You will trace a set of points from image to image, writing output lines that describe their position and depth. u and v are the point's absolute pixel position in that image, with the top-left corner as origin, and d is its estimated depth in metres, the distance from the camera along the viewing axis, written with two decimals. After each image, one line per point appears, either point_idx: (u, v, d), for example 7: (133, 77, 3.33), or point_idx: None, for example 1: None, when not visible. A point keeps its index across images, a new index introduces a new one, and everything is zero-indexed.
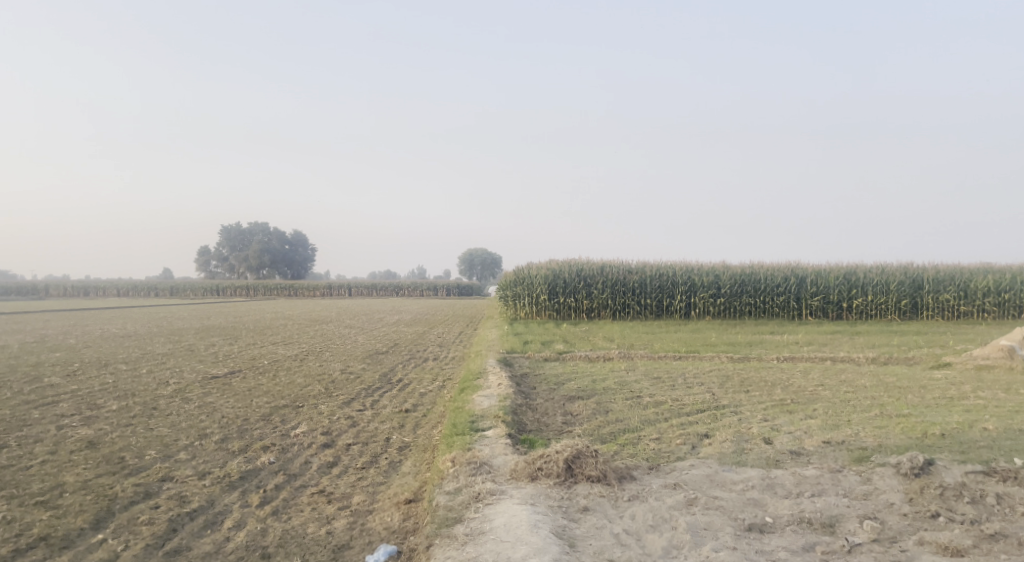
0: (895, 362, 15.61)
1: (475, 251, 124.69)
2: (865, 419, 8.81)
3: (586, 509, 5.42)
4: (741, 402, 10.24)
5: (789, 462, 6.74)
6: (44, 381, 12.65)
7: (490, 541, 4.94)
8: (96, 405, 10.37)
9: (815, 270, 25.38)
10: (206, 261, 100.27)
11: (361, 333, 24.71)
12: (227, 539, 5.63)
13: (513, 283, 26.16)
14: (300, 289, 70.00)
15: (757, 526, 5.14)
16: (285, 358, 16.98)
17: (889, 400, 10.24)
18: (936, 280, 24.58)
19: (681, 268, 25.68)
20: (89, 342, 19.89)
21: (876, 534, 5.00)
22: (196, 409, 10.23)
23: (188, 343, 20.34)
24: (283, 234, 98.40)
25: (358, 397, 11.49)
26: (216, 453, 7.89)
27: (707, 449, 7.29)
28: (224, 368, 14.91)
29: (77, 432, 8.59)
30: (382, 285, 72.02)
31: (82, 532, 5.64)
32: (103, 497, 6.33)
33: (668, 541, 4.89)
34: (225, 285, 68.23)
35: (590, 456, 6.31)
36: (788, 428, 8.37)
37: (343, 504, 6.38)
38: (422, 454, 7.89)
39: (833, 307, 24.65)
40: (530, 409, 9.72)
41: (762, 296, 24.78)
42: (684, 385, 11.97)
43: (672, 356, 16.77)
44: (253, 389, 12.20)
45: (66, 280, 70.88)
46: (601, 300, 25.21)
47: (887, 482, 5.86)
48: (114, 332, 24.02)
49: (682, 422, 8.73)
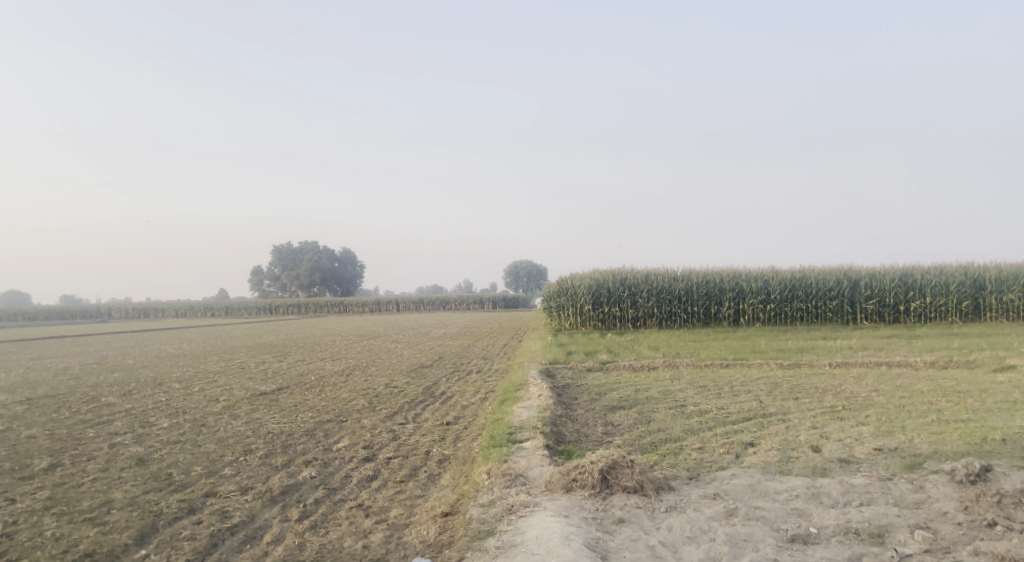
0: (956, 366, 14.93)
1: (521, 263, 124.77)
2: (921, 425, 8.43)
3: (622, 521, 5.30)
4: (789, 409, 9.92)
5: (837, 470, 6.48)
6: (101, 401, 13.11)
7: (522, 554, 4.87)
8: (148, 423, 10.69)
9: (868, 272, 24.55)
10: (259, 281, 102.99)
11: (407, 347, 24.97)
12: (265, 554, 5.70)
13: (557, 294, 26.06)
14: (349, 306, 71.21)
15: (800, 537, 4.93)
16: (331, 373, 17.26)
17: (947, 405, 9.78)
18: (1000, 279, 23.48)
19: (728, 274, 25.18)
20: (146, 362, 20.59)
21: (928, 544, 4.75)
22: (243, 425, 10.45)
23: (239, 361, 20.87)
24: (332, 252, 100.48)
25: (401, 411, 11.56)
26: (260, 468, 8.03)
27: (751, 458, 7.07)
28: (272, 384, 15.22)
29: (129, 450, 8.86)
30: (429, 300, 72.65)
31: (126, 548, 5.79)
32: (148, 513, 6.49)
33: (705, 552, 4.74)
34: (277, 303, 69.89)
35: (626, 466, 6.18)
36: (838, 435, 8.07)
37: (380, 517, 6.39)
38: (460, 467, 7.87)
39: (889, 310, 23.82)
40: (570, 420, 9.61)
41: (814, 301, 24.09)
42: (730, 393, 11.68)
43: (719, 363, 16.43)
44: (298, 405, 12.42)
45: (127, 303, 73.67)
46: (647, 309, 24.91)
47: (941, 490, 5.58)
48: (171, 351, 24.84)
49: (726, 431, 8.51)
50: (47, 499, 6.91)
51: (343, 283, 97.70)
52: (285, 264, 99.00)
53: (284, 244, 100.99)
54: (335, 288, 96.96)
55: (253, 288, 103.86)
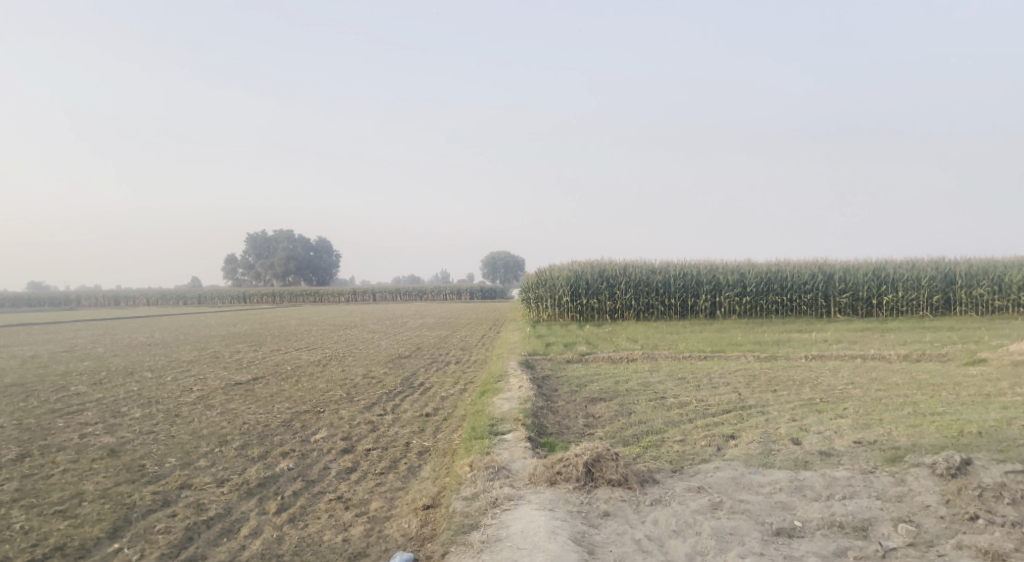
0: (928, 359, 15.16)
1: (498, 253, 124.43)
2: (898, 418, 8.52)
3: (607, 514, 5.26)
4: (769, 401, 9.98)
5: (818, 463, 6.51)
6: (71, 390, 12.79)
7: (507, 549, 4.80)
8: (120, 413, 10.44)
9: (843, 266, 24.85)
10: (233, 269, 101.63)
11: (384, 337, 24.78)
12: (242, 547, 5.57)
13: (536, 285, 26.02)
14: (325, 295, 70.58)
15: (785, 530, 4.93)
16: (308, 363, 17.03)
17: (923, 398, 9.90)
18: (969, 274, 23.87)
19: (705, 267, 25.34)
20: (117, 351, 20.15)
21: (912, 538, 4.77)
22: (218, 415, 10.24)
23: (213, 350, 20.53)
24: (308, 241, 99.55)
25: (379, 402, 11.42)
26: (236, 460, 7.87)
27: (733, 450, 7.09)
28: (247, 374, 14.98)
29: (100, 440, 8.63)
30: (406, 290, 72.27)
31: (99, 542, 5.61)
32: (121, 506, 6.31)
33: (692, 547, 4.71)
34: (251, 291, 69.00)
35: (610, 460, 6.13)
36: (818, 428, 8.12)
37: (360, 510, 6.28)
38: (441, 459, 7.78)
39: (862, 303, 24.14)
40: (551, 412, 9.57)
41: (789, 294, 24.34)
42: (709, 385, 11.72)
43: (697, 356, 16.52)
44: (274, 395, 12.20)
45: (96, 290, 72.21)
46: (624, 301, 24.98)
47: (922, 483, 5.62)
48: (142, 340, 24.35)
49: (707, 423, 8.51)
50: (15, 492, 6.69)
51: (319, 273, 96.79)
52: (260, 253, 97.75)
53: (259, 232, 99.76)
54: (310, 278, 96.01)
55: (227, 277, 102.45)
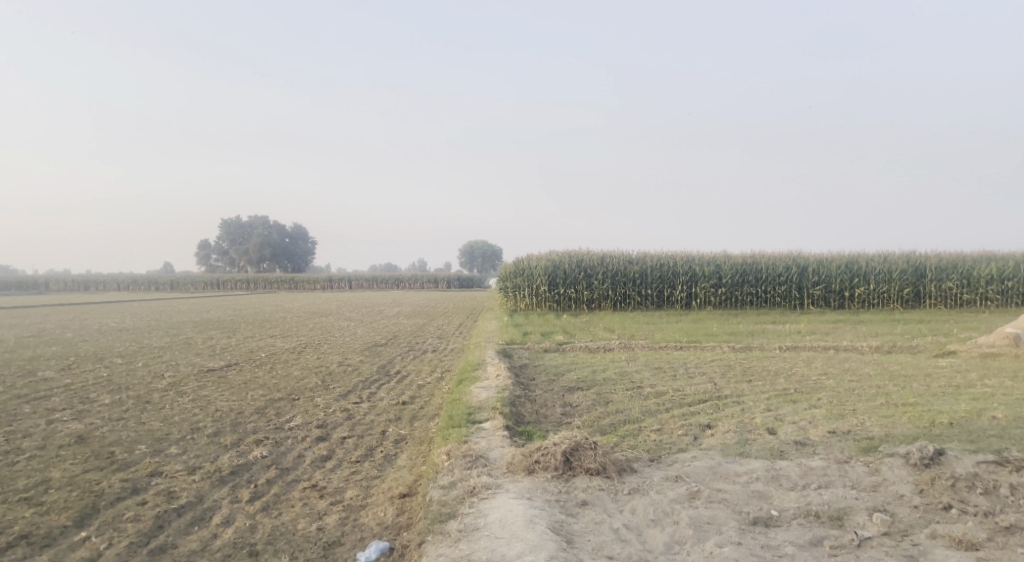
0: (899, 351, 15.41)
1: (476, 241, 124.14)
2: (871, 408, 8.64)
3: (585, 503, 5.24)
4: (744, 391, 10.06)
5: (794, 453, 6.55)
6: (38, 375, 12.48)
7: (485, 538, 4.76)
8: (89, 399, 10.21)
9: (817, 258, 25.14)
10: (206, 256, 100.06)
11: (360, 325, 24.59)
12: (214, 536, 5.46)
13: (513, 274, 25.98)
14: (300, 282, 69.89)
15: (762, 519, 4.95)
16: (282, 350, 16.83)
17: (895, 389, 10.06)
18: (939, 268, 24.29)
19: (682, 258, 25.49)
20: (86, 336, 19.72)
21: (886, 527, 4.82)
22: (190, 403, 10.05)
23: (186, 336, 20.18)
24: (283, 228, 98.51)
25: (355, 390, 11.31)
26: (208, 447, 7.72)
27: (709, 440, 7.11)
28: (220, 361, 14.76)
29: (67, 427, 8.42)
30: (383, 277, 71.83)
31: (65, 530, 5.46)
32: (89, 494, 6.15)
33: (670, 536, 4.71)
34: (225, 278, 68.12)
35: (589, 449, 6.12)
36: (793, 418, 8.19)
37: (336, 499, 6.20)
38: (418, 448, 7.71)
39: (835, 296, 24.46)
40: (528, 401, 9.54)
41: (764, 286, 24.57)
42: (685, 375, 11.78)
43: (673, 346, 16.63)
44: (248, 382, 12.03)
45: (65, 274, 70.83)
46: (602, 291, 25.04)
47: (897, 473, 5.68)
48: (112, 325, 23.88)
49: (684, 413, 8.55)
50: None
51: (294, 260, 95.73)
52: (234, 239, 96.39)
53: (233, 218, 98.42)
54: (286, 264, 94.91)
55: (200, 263, 100.94)
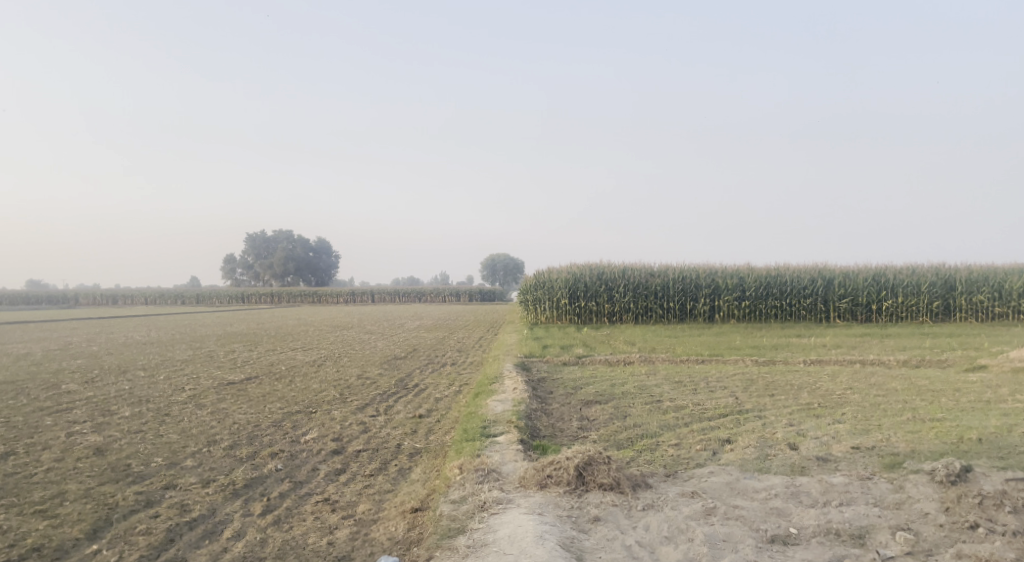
0: (927, 365, 15.04)
1: (498, 255, 124.51)
2: (897, 423, 8.40)
3: (597, 519, 5.13)
4: (766, 406, 9.85)
5: (815, 469, 6.37)
6: (62, 388, 12.63)
7: (493, 554, 4.67)
8: (110, 411, 10.30)
9: (842, 271, 24.72)
10: (232, 270, 101.35)
11: (381, 338, 24.63)
12: (224, 550, 5.43)
13: (534, 287, 25.91)
14: (324, 297, 70.45)
15: (780, 537, 4.80)
16: (303, 364, 16.89)
17: (922, 404, 9.78)
18: (969, 281, 23.74)
19: (704, 270, 25.24)
20: (112, 349, 19.98)
21: (910, 547, 4.64)
22: (209, 415, 10.10)
23: (209, 349, 20.38)
24: (307, 243, 99.66)
25: (372, 403, 11.29)
26: (223, 460, 7.73)
27: (728, 455, 6.95)
28: (240, 374, 14.85)
29: (87, 439, 8.49)
30: (406, 291, 72.08)
31: (77, 542, 5.47)
32: (103, 506, 6.17)
33: (683, 553, 4.58)
34: (250, 293, 68.94)
35: (603, 463, 6.00)
36: (815, 433, 7.99)
37: (347, 513, 6.15)
38: (432, 461, 7.65)
39: (862, 309, 24.00)
40: (545, 414, 9.44)
41: (788, 299, 24.21)
42: (706, 389, 11.58)
43: (695, 359, 16.39)
44: (267, 395, 12.07)
45: (95, 288, 72.14)
46: (623, 304, 24.86)
47: (922, 490, 5.50)
48: (138, 339, 24.17)
49: (703, 427, 8.38)
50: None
51: (317, 274, 96.54)
52: (259, 254, 97.53)
53: (259, 233, 99.75)
54: (310, 279, 95.73)
55: (226, 277, 102.13)
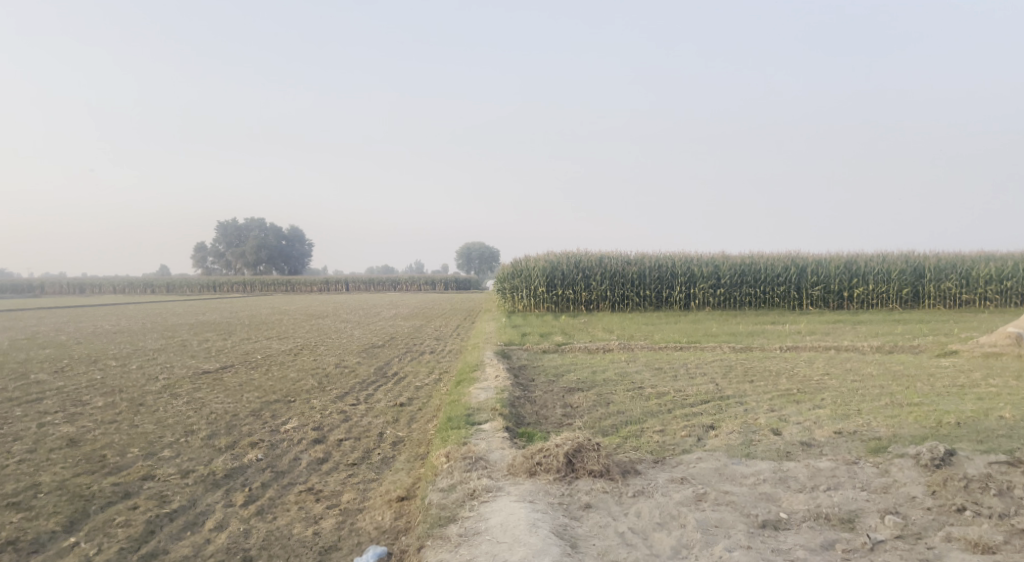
0: (900, 350, 15.29)
1: (473, 243, 124.31)
2: (876, 408, 8.51)
3: (589, 506, 5.10)
4: (747, 392, 9.93)
5: (800, 454, 6.42)
6: (30, 378, 12.28)
7: (486, 542, 4.61)
8: (81, 401, 10.02)
9: (815, 259, 25.04)
10: (203, 258, 99.61)
11: (357, 326, 24.40)
12: (208, 541, 5.31)
13: (511, 275, 25.87)
14: (297, 284, 69.65)
15: (772, 522, 4.82)
16: (279, 352, 16.65)
17: (899, 389, 9.93)
18: (938, 268, 24.17)
19: (680, 258, 25.38)
20: (81, 339, 19.50)
21: (900, 530, 4.69)
22: (185, 405, 9.89)
23: (181, 338, 19.98)
24: (280, 231, 98.42)
25: (352, 391, 11.15)
26: (202, 450, 7.56)
27: (714, 441, 6.98)
28: (215, 363, 14.59)
29: (59, 430, 8.25)
30: (381, 279, 71.51)
31: (54, 535, 5.30)
32: (79, 498, 5.99)
33: (677, 540, 4.57)
34: (222, 281, 67.92)
35: (592, 450, 5.97)
36: (797, 418, 8.06)
37: (332, 502, 6.04)
38: (416, 450, 7.56)
39: (834, 296, 24.35)
40: (528, 402, 9.40)
41: (762, 286, 24.47)
42: (686, 376, 11.64)
43: (673, 346, 16.50)
44: (244, 384, 11.85)
45: (60, 277, 70.43)
46: (600, 292, 24.93)
47: (907, 474, 5.56)
48: (108, 328, 23.67)
49: (686, 413, 8.42)
50: None
51: (290, 263, 95.34)
52: (231, 242, 95.99)
53: (230, 221, 98.16)
54: (282, 267, 94.48)
55: (196, 265, 100.39)
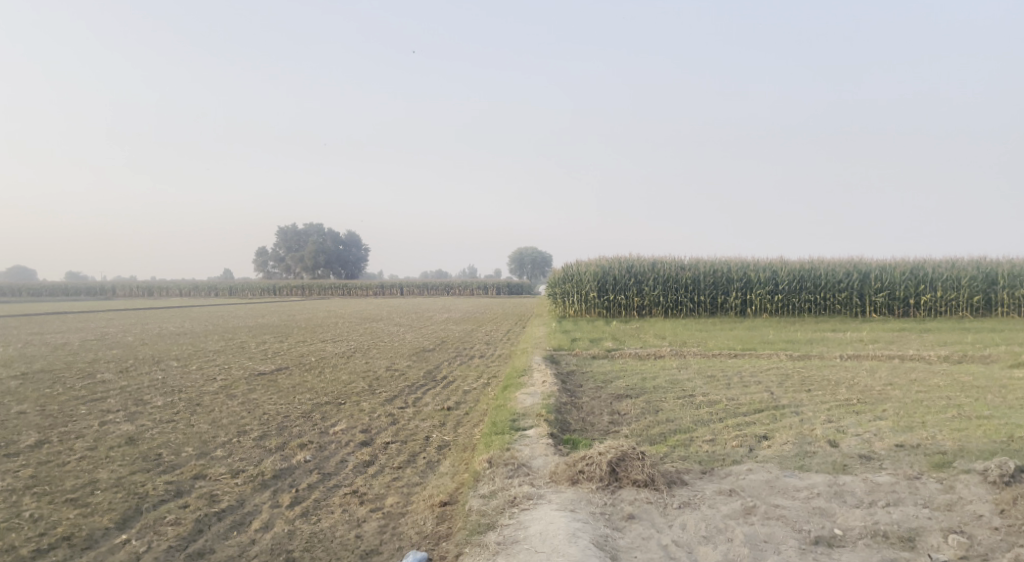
0: (970, 361, 14.51)
1: (526, 248, 124.55)
2: (942, 421, 8.08)
3: (632, 517, 4.96)
4: (803, 401, 9.57)
5: (858, 467, 6.13)
6: (97, 378, 12.81)
7: (525, 551, 4.54)
8: (142, 401, 10.40)
9: (879, 264, 24.07)
10: (264, 263, 102.52)
11: (409, 331, 24.66)
12: (252, 542, 5.39)
13: (562, 280, 25.72)
14: (353, 289, 70.94)
15: (825, 539, 4.60)
16: (332, 355, 16.94)
17: (968, 401, 9.41)
18: (1013, 274, 22.85)
19: (736, 263, 24.79)
20: (146, 340, 20.24)
21: (964, 551, 4.40)
22: (239, 406, 10.14)
23: (240, 341, 20.52)
24: (337, 236, 100.69)
25: (400, 395, 11.23)
26: (253, 450, 7.73)
27: (766, 452, 6.73)
28: (270, 365, 14.94)
29: (119, 428, 8.56)
30: (434, 284, 72.22)
31: (107, 532, 5.47)
32: (133, 495, 6.18)
33: (723, 554, 4.40)
34: (280, 285, 69.75)
35: (636, 459, 5.83)
36: (856, 430, 7.71)
37: (375, 506, 6.07)
38: (461, 454, 7.56)
39: (899, 303, 23.38)
40: (575, 408, 9.28)
41: (822, 292, 23.68)
42: (739, 384, 11.31)
43: (727, 353, 16.09)
44: (297, 386, 12.09)
45: (130, 280, 73.54)
46: (652, 297, 24.56)
47: (973, 491, 5.24)
48: (172, 330, 24.55)
49: (738, 423, 8.16)
50: (30, 478, 6.62)
51: (346, 267, 97.32)
52: (290, 246, 98.54)
53: (289, 226, 100.89)
54: (339, 271, 96.52)
55: (257, 269, 103.43)
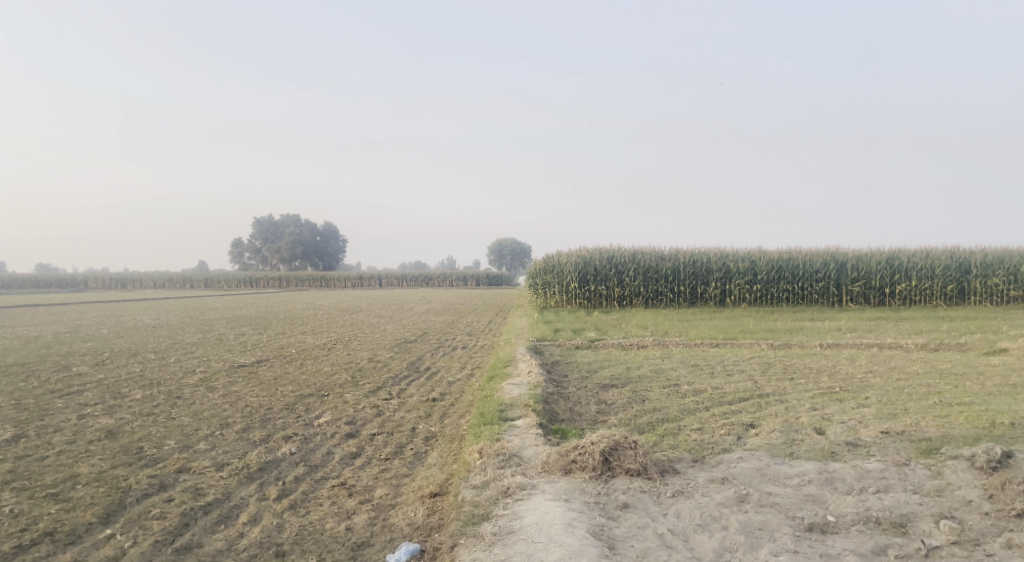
0: (946, 348, 14.75)
1: (505, 239, 124.48)
2: (924, 408, 8.19)
3: (626, 506, 4.95)
4: (787, 389, 9.65)
5: (846, 454, 6.18)
6: (72, 371, 12.54)
7: (521, 542, 4.50)
8: (120, 394, 10.19)
9: (855, 254, 24.37)
10: (240, 254, 101.21)
11: (390, 322, 24.53)
12: (240, 535, 5.29)
13: (543, 270, 25.71)
14: (331, 280, 70.27)
15: (818, 525, 4.62)
16: (312, 347, 16.75)
17: (947, 388, 9.55)
18: (985, 263, 23.26)
19: (715, 254, 24.95)
20: (121, 333, 19.88)
21: (956, 536, 4.45)
22: (221, 398, 9.98)
23: (218, 332, 20.23)
24: (315, 227, 99.70)
25: (385, 386, 11.14)
26: (237, 443, 7.59)
27: (754, 440, 6.76)
28: (251, 357, 14.75)
29: (98, 422, 8.37)
30: (413, 275, 71.89)
31: (90, 527, 5.33)
32: (116, 490, 6.04)
33: (719, 542, 4.40)
34: (258, 276, 68.93)
35: (628, 448, 5.82)
36: (841, 417, 7.78)
37: (365, 498, 5.99)
38: (449, 445, 7.50)
39: (875, 292, 23.70)
40: (561, 398, 9.26)
41: (800, 282, 23.93)
42: (723, 373, 11.37)
43: (709, 343, 16.20)
44: (278, 378, 11.94)
45: (103, 273, 72.21)
46: (633, 288, 24.64)
47: (962, 477, 5.30)
48: (148, 322, 24.13)
49: (725, 411, 8.19)
50: (8, 473, 6.44)
51: (325, 258, 96.48)
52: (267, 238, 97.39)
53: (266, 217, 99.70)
54: (317, 263, 95.58)
55: (233, 261, 102.13)
